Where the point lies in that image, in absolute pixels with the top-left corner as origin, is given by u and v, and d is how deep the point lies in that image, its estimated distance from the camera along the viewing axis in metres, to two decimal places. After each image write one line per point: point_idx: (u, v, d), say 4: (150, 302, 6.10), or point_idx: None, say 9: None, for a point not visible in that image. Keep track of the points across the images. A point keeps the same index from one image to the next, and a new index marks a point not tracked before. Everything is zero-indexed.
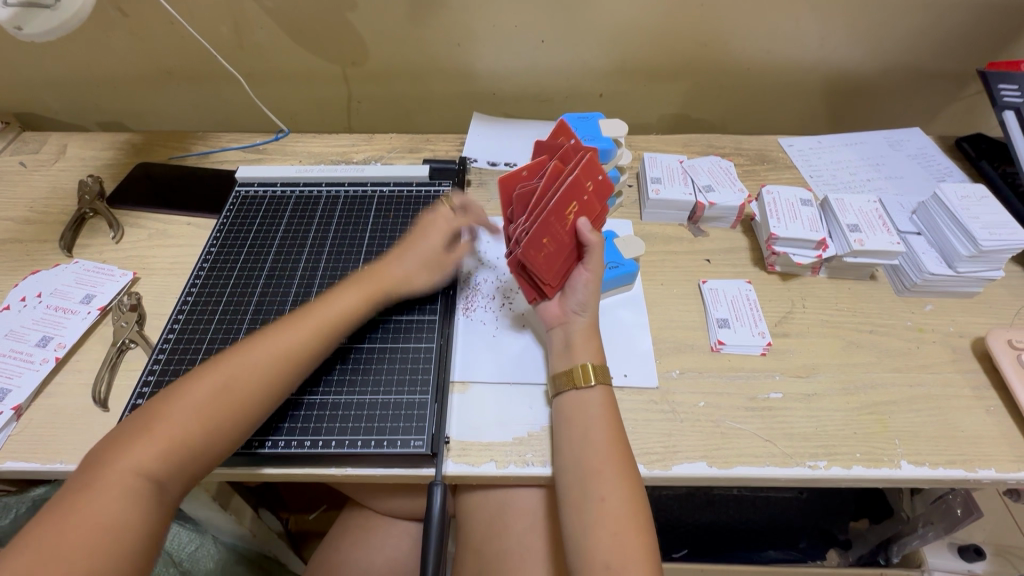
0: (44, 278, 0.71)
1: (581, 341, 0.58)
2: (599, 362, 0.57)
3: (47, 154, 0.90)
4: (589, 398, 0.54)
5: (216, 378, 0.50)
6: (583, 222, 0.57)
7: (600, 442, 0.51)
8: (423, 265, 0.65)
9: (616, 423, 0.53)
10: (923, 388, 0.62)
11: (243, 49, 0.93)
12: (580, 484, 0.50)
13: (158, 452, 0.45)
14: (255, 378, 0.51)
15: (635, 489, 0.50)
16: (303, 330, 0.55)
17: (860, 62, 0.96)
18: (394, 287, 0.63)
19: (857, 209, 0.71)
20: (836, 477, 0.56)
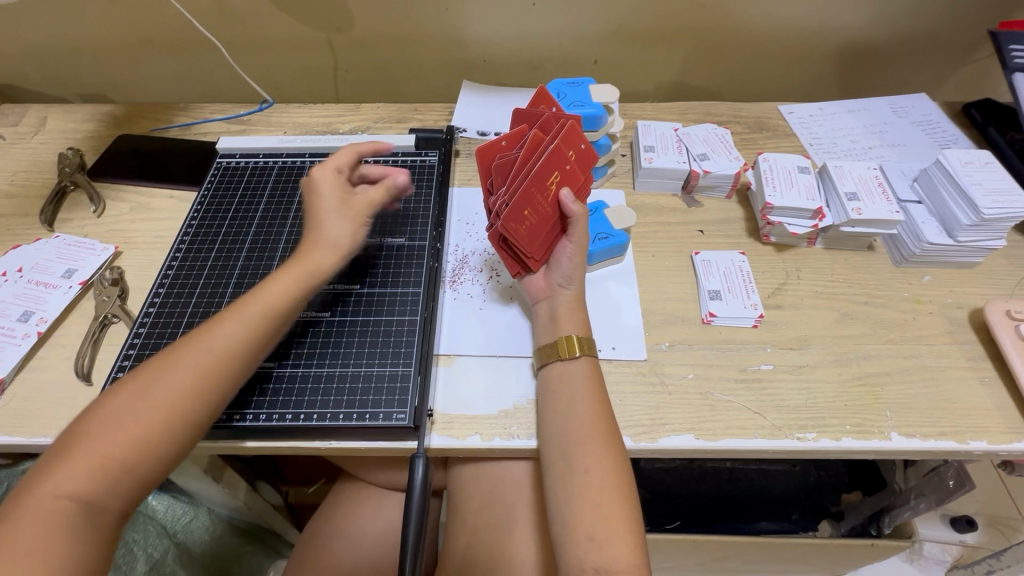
0: (26, 252, 0.70)
1: (566, 312, 0.57)
2: (584, 334, 0.56)
3: (27, 126, 0.88)
4: (572, 368, 0.54)
5: (142, 385, 0.45)
6: (565, 192, 0.55)
7: (584, 412, 0.51)
8: (348, 218, 0.59)
9: (600, 392, 0.52)
10: (917, 359, 0.61)
11: (224, 16, 0.90)
12: (565, 456, 0.50)
13: (83, 473, 0.41)
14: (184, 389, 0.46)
15: (620, 459, 0.49)
16: (239, 323, 0.50)
17: (867, 24, 0.92)
18: (326, 260, 0.56)
19: (856, 177, 0.69)
20: (825, 449, 0.55)
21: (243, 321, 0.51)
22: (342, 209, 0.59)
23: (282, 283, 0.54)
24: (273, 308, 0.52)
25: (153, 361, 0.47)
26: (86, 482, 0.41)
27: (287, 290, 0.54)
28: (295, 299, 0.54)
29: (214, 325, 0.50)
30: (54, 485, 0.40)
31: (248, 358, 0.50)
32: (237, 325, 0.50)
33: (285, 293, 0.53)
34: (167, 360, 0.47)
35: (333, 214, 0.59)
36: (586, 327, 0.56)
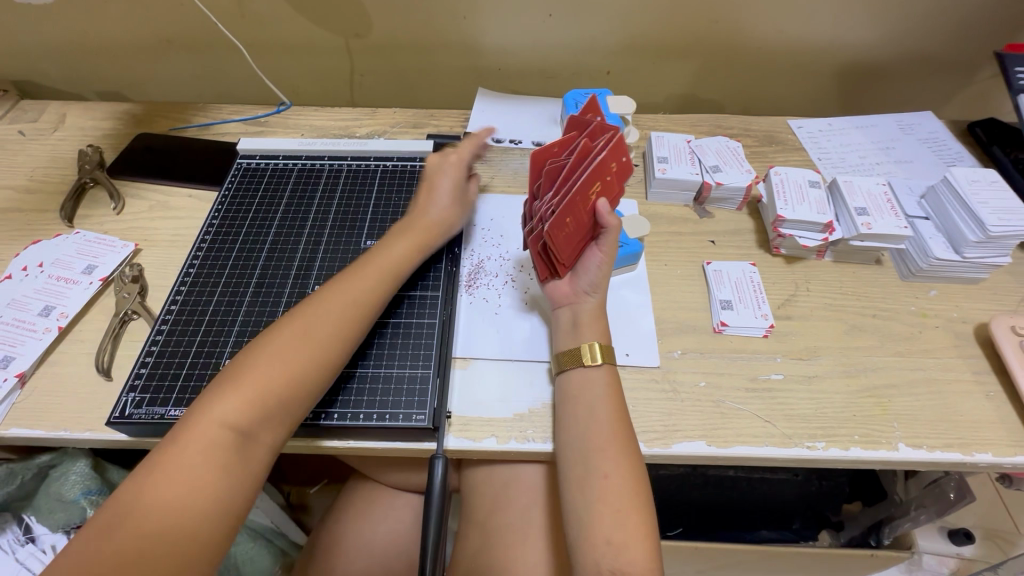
0: (46, 248, 0.71)
1: (585, 319, 0.58)
2: (604, 340, 0.57)
3: (46, 123, 0.89)
4: (593, 376, 0.55)
5: (293, 331, 0.51)
6: (601, 203, 0.57)
7: (604, 419, 0.52)
8: (455, 202, 0.68)
9: (618, 400, 0.53)
10: (924, 372, 0.62)
11: (245, 18, 0.91)
12: (583, 462, 0.51)
13: (245, 404, 0.46)
14: (327, 333, 0.52)
15: (638, 466, 0.50)
16: (367, 278, 0.58)
17: (875, 42, 0.94)
18: (441, 227, 0.65)
19: (865, 192, 0.70)
20: (833, 458, 0.56)
21: (366, 281, 0.58)
22: (450, 190, 0.68)
23: (401, 245, 0.62)
24: (392, 266, 0.60)
25: (291, 313, 0.53)
26: (246, 413, 0.46)
27: (409, 252, 0.62)
28: (412, 262, 0.62)
29: (337, 282, 0.57)
30: (219, 412, 0.45)
31: (375, 311, 0.57)
32: (298, 350, 0.50)
33: (404, 254, 0.61)
34: (307, 311, 0.53)
35: (439, 194, 0.67)
36: (604, 334, 0.57)
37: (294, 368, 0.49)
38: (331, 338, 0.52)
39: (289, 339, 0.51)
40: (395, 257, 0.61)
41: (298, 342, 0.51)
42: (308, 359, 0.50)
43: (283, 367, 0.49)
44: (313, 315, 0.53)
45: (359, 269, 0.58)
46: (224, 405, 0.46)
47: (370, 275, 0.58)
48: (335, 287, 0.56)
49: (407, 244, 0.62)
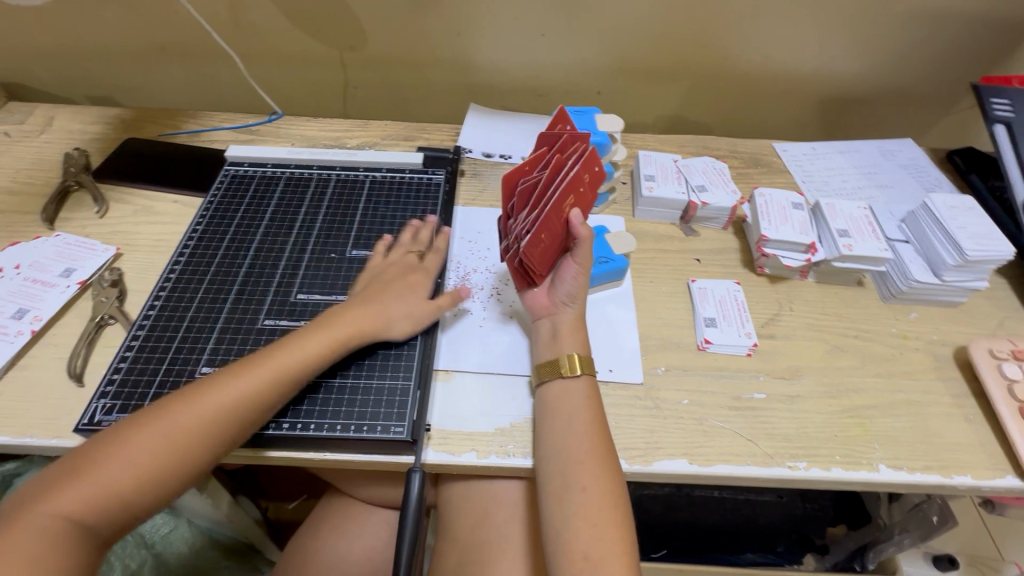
0: (25, 249, 0.70)
1: (568, 331, 0.58)
2: (584, 352, 0.56)
3: (33, 125, 0.89)
4: (572, 387, 0.54)
5: (158, 428, 0.47)
6: (577, 214, 0.57)
7: (583, 431, 0.51)
8: (408, 317, 0.59)
9: (597, 413, 0.53)
10: (905, 394, 0.62)
11: (240, 28, 0.92)
12: (561, 476, 0.50)
13: (84, 498, 0.43)
14: (195, 433, 0.47)
15: (617, 480, 0.50)
16: (260, 375, 0.51)
17: (857, 71, 0.97)
18: (370, 333, 0.57)
19: (847, 215, 0.71)
20: (815, 479, 0.56)
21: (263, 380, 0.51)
22: (410, 305, 0.60)
23: (317, 342, 0.54)
24: (297, 365, 0.53)
25: (169, 397, 0.49)
26: (85, 508, 0.43)
27: (321, 353, 0.54)
28: (321, 362, 0.54)
29: (235, 374, 0.51)
30: (55, 505, 0.42)
31: (262, 409, 0.50)
32: (155, 448, 0.46)
33: (314, 355, 0.54)
34: (186, 399, 0.48)
35: (395, 302, 0.60)
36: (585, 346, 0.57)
37: (149, 462, 0.46)
38: (201, 439, 0.47)
39: (146, 437, 0.46)
40: (300, 358, 0.53)
41: (152, 446, 0.46)
42: (162, 464, 0.46)
43: (135, 463, 0.45)
44: (178, 415, 0.47)
45: (250, 367, 0.51)
46: (59, 497, 0.43)
47: (260, 374, 0.51)
48: (212, 389, 0.49)
49: (322, 337, 0.55)
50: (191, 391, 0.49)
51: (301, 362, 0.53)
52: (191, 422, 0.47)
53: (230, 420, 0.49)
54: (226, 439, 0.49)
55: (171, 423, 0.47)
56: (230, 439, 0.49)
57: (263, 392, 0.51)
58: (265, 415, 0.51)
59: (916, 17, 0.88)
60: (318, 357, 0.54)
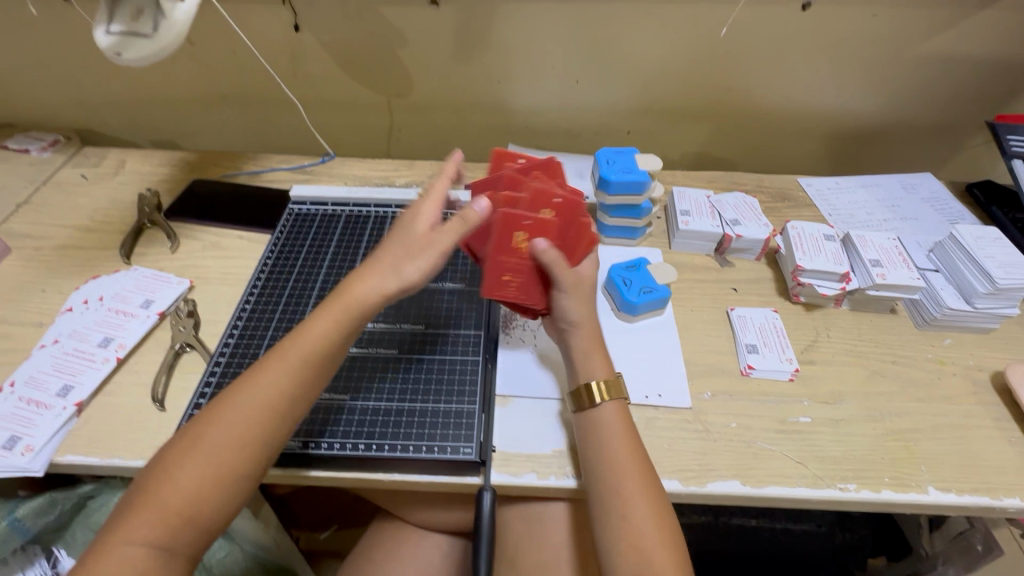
0: (106, 282, 0.75)
1: (589, 352, 0.60)
2: (611, 376, 0.59)
3: (107, 168, 0.96)
4: (603, 412, 0.57)
5: (202, 444, 0.48)
6: (536, 244, 0.59)
7: (621, 458, 0.54)
8: (409, 254, 0.53)
9: (629, 432, 0.56)
10: (946, 417, 0.64)
11: (297, 78, 1.00)
12: (603, 503, 0.52)
13: (152, 522, 0.45)
14: (235, 438, 0.49)
15: (661, 501, 0.52)
16: (281, 367, 0.51)
17: (874, 109, 1.02)
18: (369, 294, 0.53)
19: (877, 246, 0.75)
20: (865, 500, 0.58)
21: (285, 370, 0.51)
22: (407, 244, 0.54)
23: (321, 324, 0.53)
24: (313, 350, 0.52)
25: (204, 415, 0.50)
26: (155, 531, 0.45)
27: (328, 330, 0.53)
28: (335, 339, 0.53)
29: (257, 375, 0.51)
30: (125, 532, 0.45)
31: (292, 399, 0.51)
32: (202, 466, 0.47)
33: (324, 333, 0.52)
34: (221, 412, 0.50)
35: (393, 246, 0.54)
36: (608, 370, 0.60)
37: (204, 476, 0.47)
38: (243, 441, 0.49)
39: (186, 457, 0.48)
40: (313, 339, 0.52)
41: (200, 462, 0.48)
42: (208, 475, 0.47)
43: (188, 483, 0.47)
44: (210, 429, 0.49)
45: (269, 364, 0.52)
46: (129, 525, 0.45)
47: (279, 367, 0.51)
48: (238, 393, 0.50)
49: (328, 321, 0.53)
50: (218, 404, 0.50)
51: (315, 346, 0.52)
52: (223, 432, 0.49)
53: (261, 418, 0.50)
54: (267, 438, 0.50)
55: (209, 437, 0.48)
56: (266, 439, 0.50)
57: (285, 385, 0.51)
58: (292, 405, 0.51)
59: (929, 60, 0.94)
60: (330, 336, 0.52)
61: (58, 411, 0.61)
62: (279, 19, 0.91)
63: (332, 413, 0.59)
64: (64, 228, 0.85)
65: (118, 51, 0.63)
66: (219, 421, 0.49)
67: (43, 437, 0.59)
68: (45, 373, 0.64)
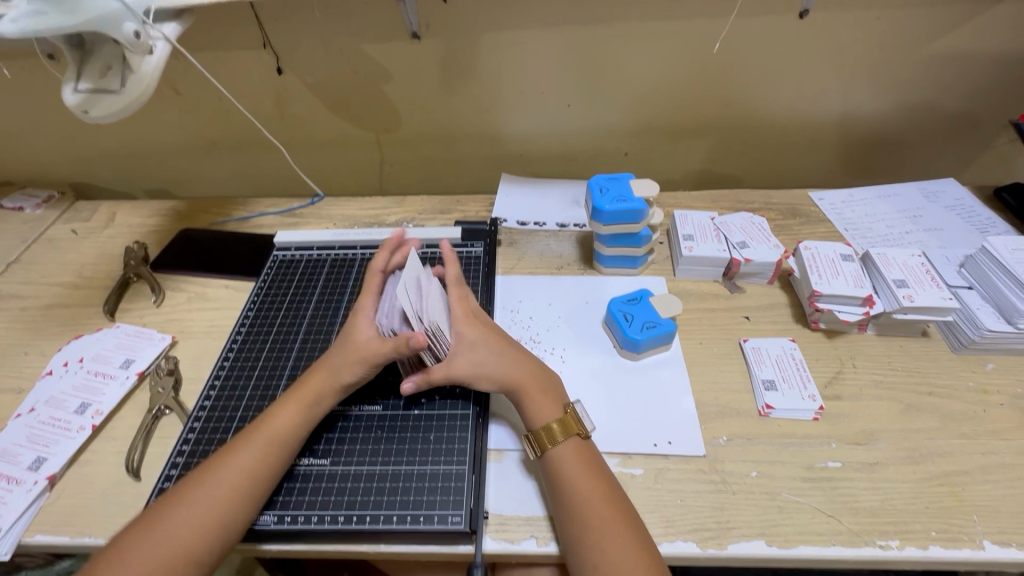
0: (88, 342, 0.73)
1: (534, 385, 0.57)
2: (561, 415, 0.56)
3: (97, 222, 0.95)
4: (565, 451, 0.53)
5: (153, 530, 0.46)
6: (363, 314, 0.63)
7: (586, 499, 0.50)
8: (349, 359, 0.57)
9: (596, 470, 0.53)
10: (997, 456, 0.57)
11: (284, 120, 0.99)
12: (574, 553, 0.49)
13: None
14: (190, 527, 0.47)
15: (639, 539, 0.48)
16: (248, 452, 0.51)
17: (885, 115, 0.97)
18: (326, 386, 0.56)
19: (901, 264, 0.69)
20: (911, 559, 0.51)
21: (250, 454, 0.51)
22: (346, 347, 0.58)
23: (287, 410, 0.55)
24: (280, 436, 0.53)
25: (163, 500, 0.49)
26: None
27: (293, 417, 0.54)
28: (301, 427, 0.54)
29: (223, 458, 0.51)
30: None
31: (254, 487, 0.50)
32: (151, 554, 0.45)
33: (292, 421, 0.54)
34: (180, 497, 0.49)
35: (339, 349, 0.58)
36: (557, 408, 0.56)
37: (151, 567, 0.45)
38: (195, 531, 0.47)
39: (140, 541, 0.46)
40: (280, 425, 0.54)
41: (151, 550, 0.45)
42: (159, 563, 0.45)
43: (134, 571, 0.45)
44: (169, 511, 0.48)
45: (237, 447, 0.52)
46: None
47: (247, 451, 0.51)
48: (203, 475, 0.50)
49: (292, 407, 0.55)
50: (182, 487, 0.50)
51: (281, 432, 0.53)
52: (182, 514, 0.47)
53: (223, 501, 0.48)
54: (223, 525, 0.48)
55: (166, 522, 0.47)
56: (225, 525, 0.48)
57: (249, 467, 0.51)
58: (256, 491, 0.50)
59: (942, 61, 0.89)
60: (292, 424, 0.54)
61: (29, 486, 0.58)
62: (261, 64, 0.90)
63: (310, 481, 0.55)
64: (51, 287, 0.83)
65: (86, 109, 0.61)
66: (177, 506, 0.48)
67: (11, 515, 0.56)
68: (18, 446, 0.61)
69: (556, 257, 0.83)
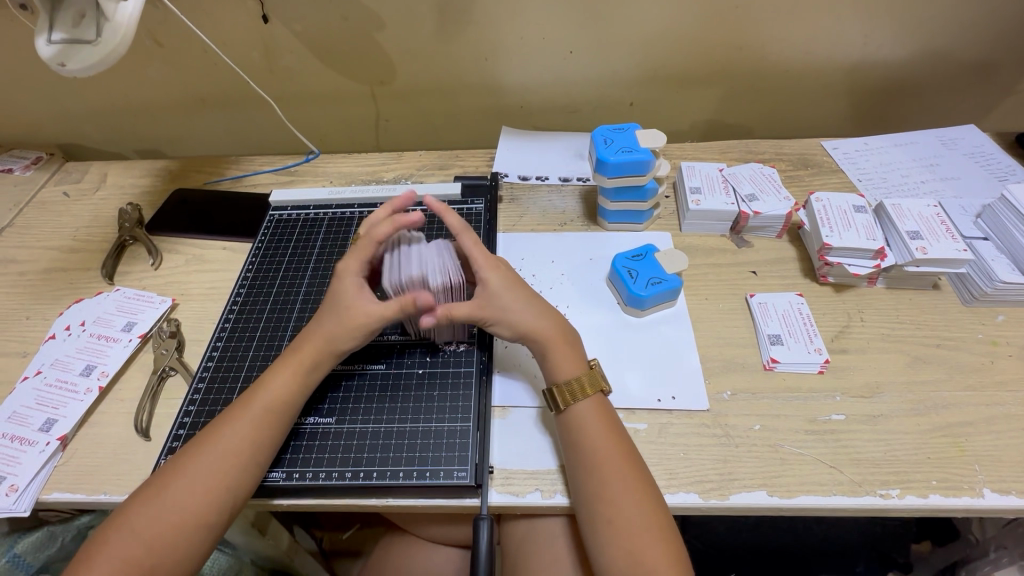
0: (88, 306, 0.72)
1: (554, 341, 0.56)
2: (585, 371, 0.55)
3: (89, 183, 0.93)
4: (584, 410, 0.53)
5: (160, 496, 0.48)
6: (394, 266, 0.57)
7: (603, 455, 0.50)
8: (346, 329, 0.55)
9: (616, 427, 0.53)
10: (1002, 407, 0.57)
11: (274, 73, 0.95)
12: (586, 508, 0.49)
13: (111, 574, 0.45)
14: (197, 492, 0.48)
15: (650, 494, 0.49)
16: (247, 420, 0.51)
17: (907, 57, 0.91)
18: (324, 354, 0.55)
19: (916, 215, 0.67)
20: (910, 507, 0.51)
21: (249, 421, 0.51)
22: (340, 314, 0.55)
23: (281, 378, 0.54)
24: (277, 402, 0.53)
25: (165, 468, 0.50)
26: None
27: (289, 384, 0.54)
28: (297, 391, 0.54)
29: (223, 426, 0.51)
30: None
31: (258, 453, 0.51)
32: (161, 519, 0.47)
33: (287, 388, 0.53)
34: (185, 464, 0.49)
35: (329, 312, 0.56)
36: (580, 364, 0.56)
37: (165, 530, 0.46)
38: (201, 495, 0.48)
39: (147, 507, 0.47)
40: (275, 393, 0.53)
41: (158, 517, 0.47)
42: (171, 526, 0.47)
43: (145, 535, 0.46)
44: (173, 478, 0.48)
45: (235, 415, 0.52)
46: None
47: (244, 419, 0.51)
48: (203, 444, 0.50)
49: (286, 374, 0.54)
50: (185, 454, 0.50)
51: (279, 399, 0.53)
52: (187, 481, 0.48)
53: (227, 467, 0.49)
54: (230, 489, 0.49)
55: (172, 490, 0.48)
56: (231, 487, 0.49)
57: (250, 433, 0.51)
58: (259, 454, 0.51)
59: None
60: (290, 390, 0.54)
61: (42, 446, 0.58)
62: (245, 12, 0.85)
63: (317, 439, 0.55)
64: (48, 250, 0.82)
65: (62, 62, 0.59)
66: (181, 476, 0.48)
67: (27, 475, 0.57)
68: (28, 408, 0.62)
69: (558, 213, 0.81)
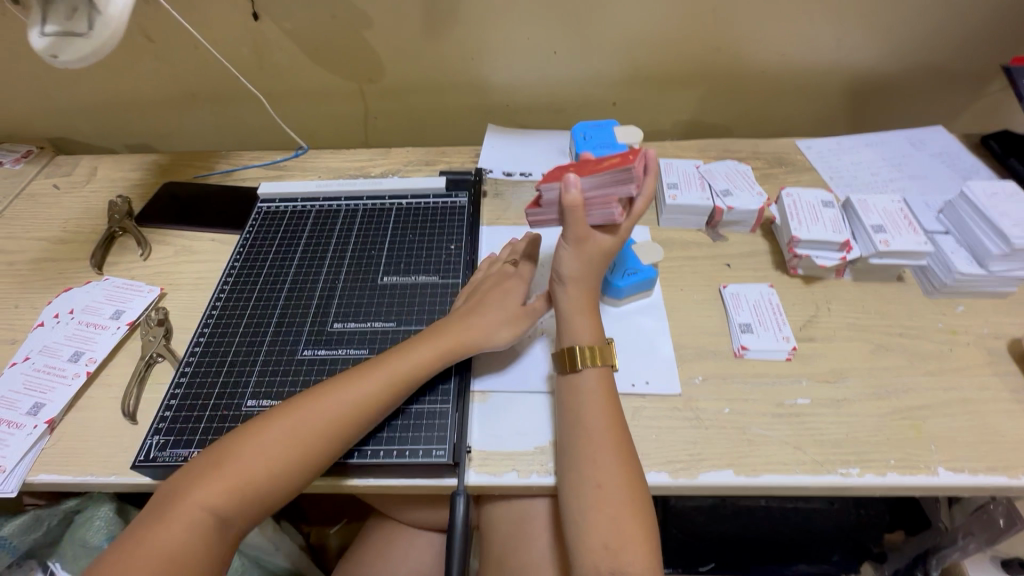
0: (77, 295, 0.73)
1: (577, 310, 0.59)
2: (601, 344, 0.58)
3: (80, 176, 0.94)
4: (583, 378, 0.56)
5: (243, 459, 0.49)
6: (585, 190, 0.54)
7: (594, 425, 0.53)
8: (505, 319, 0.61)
9: (612, 399, 0.55)
10: (959, 392, 0.60)
11: (264, 70, 0.96)
12: (573, 476, 0.51)
13: (189, 523, 0.46)
14: (281, 463, 0.50)
15: (633, 468, 0.51)
16: (344, 403, 0.53)
17: (878, 61, 0.95)
18: (472, 343, 0.59)
19: (881, 210, 0.70)
20: (870, 485, 0.54)
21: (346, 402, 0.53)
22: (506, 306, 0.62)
23: (387, 369, 0.56)
24: (390, 385, 0.55)
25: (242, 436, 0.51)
26: (188, 530, 0.46)
27: (393, 377, 0.56)
28: (397, 389, 0.56)
29: (314, 403, 0.53)
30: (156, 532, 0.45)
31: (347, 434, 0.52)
32: (240, 482, 0.48)
33: (384, 382, 0.55)
34: (270, 433, 0.51)
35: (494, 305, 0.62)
36: (598, 337, 0.58)
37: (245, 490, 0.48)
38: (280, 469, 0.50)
39: (226, 469, 0.49)
40: (380, 383, 0.55)
41: (241, 479, 0.48)
42: (243, 491, 0.48)
43: (221, 493, 0.48)
44: (255, 446, 0.50)
45: (331, 395, 0.54)
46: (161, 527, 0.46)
47: (337, 402, 0.53)
48: (283, 420, 0.52)
49: (384, 373, 0.56)
50: (265, 427, 0.51)
51: (377, 391, 0.55)
52: (272, 450, 0.50)
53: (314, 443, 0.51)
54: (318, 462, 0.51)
55: (257, 457, 0.49)
56: (315, 462, 0.51)
57: (339, 416, 0.53)
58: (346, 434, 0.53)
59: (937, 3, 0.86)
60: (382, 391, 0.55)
61: (29, 429, 0.59)
62: (235, 9, 0.87)
63: None
64: (37, 241, 0.83)
65: (54, 54, 0.60)
66: (259, 443, 0.50)
67: (14, 457, 0.58)
68: (15, 392, 0.63)
69: None
